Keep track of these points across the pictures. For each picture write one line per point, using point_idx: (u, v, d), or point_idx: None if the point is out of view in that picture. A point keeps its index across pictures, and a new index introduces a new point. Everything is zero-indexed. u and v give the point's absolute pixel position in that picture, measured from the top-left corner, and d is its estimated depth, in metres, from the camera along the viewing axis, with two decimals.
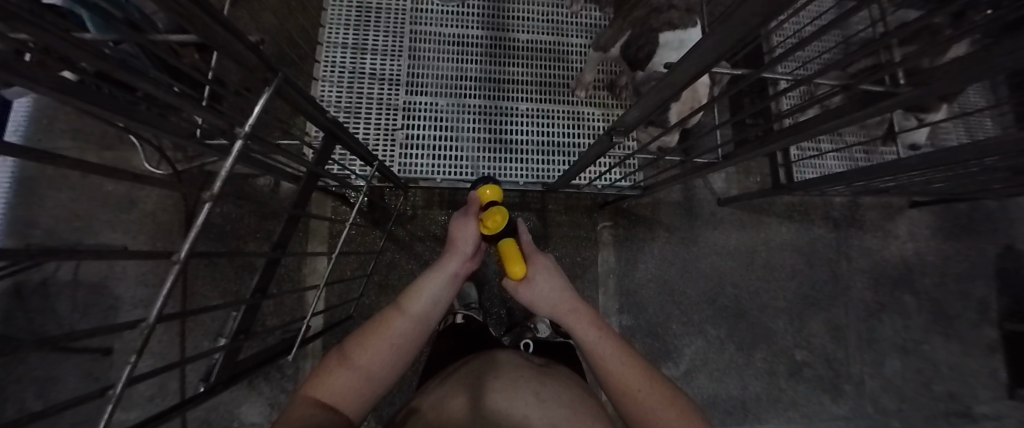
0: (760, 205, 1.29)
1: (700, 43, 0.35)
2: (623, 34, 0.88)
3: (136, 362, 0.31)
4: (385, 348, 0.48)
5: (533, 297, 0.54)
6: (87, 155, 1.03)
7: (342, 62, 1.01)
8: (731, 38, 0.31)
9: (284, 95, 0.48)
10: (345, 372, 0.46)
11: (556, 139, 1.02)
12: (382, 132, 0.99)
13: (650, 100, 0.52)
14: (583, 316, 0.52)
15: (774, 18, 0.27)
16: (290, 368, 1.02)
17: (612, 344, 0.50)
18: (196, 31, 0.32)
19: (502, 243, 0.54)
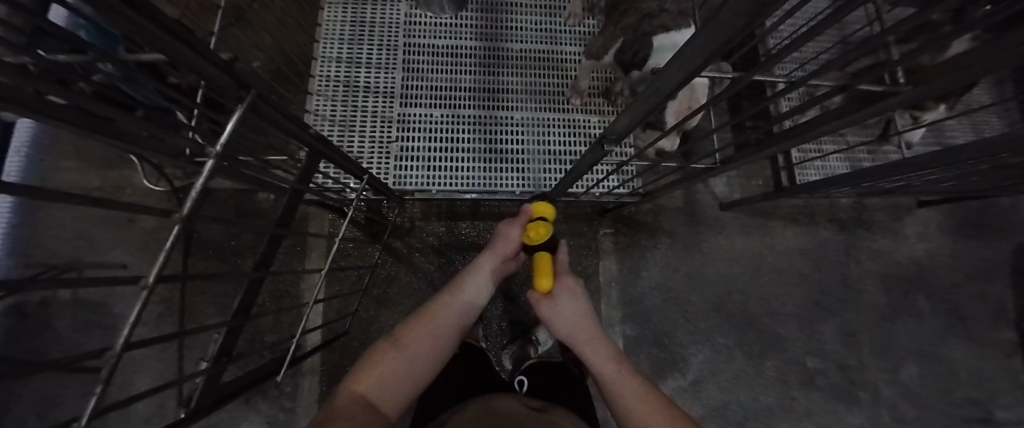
0: (764, 209, 1.26)
1: (688, 46, 0.34)
2: (617, 41, 0.89)
3: (102, 392, 0.31)
4: (428, 341, 0.50)
5: (554, 316, 0.56)
6: (89, 175, 1.04)
7: (336, 77, 1.02)
8: (718, 41, 0.30)
9: (265, 111, 0.47)
10: (387, 366, 0.46)
11: (553, 147, 1.01)
12: (377, 144, 0.98)
13: (640, 105, 0.51)
14: (601, 346, 0.53)
15: (759, 20, 0.26)
16: (288, 386, 1.00)
17: (630, 378, 0.48)
18: (173, 49, 0.31)
19: (536, 255, 0.57)
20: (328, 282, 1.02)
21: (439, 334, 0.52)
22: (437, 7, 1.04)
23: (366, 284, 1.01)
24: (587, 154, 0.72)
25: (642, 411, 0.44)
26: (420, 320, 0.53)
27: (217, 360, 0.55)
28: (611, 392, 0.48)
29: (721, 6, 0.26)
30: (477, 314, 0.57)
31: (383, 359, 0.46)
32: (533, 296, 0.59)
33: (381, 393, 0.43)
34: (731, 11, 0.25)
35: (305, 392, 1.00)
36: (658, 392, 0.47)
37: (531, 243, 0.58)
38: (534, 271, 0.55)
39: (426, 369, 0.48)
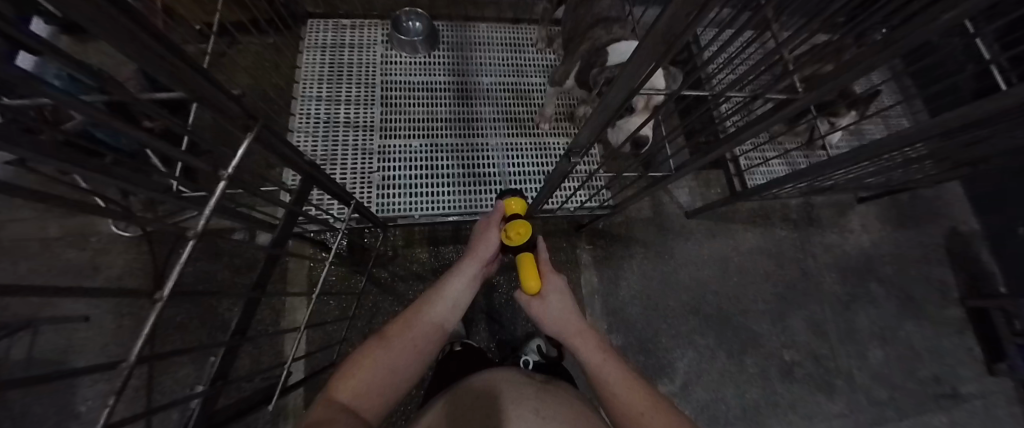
0: (725, 214, 1.37)
1: (626, 69, 0.41)
2: (574, 67, 0.99)
3: (112, 405, 0.33)
4: (409, 346, 0.52)
5: (545, 313, 0.59)
6: (49, 223, 1.01)
7: (316, 114, 1.06)
8: (641, 63, 0.38)
9: (261, 140, 0.51)
10: (372, 371, 0.49)
11: (527, 168, 1.08)
12: (359, 175, 1.02)
13: (596, 122, 0.58)
14: (588, 337, 0.56)
15: (669, 46, 0.35)
16: None
17: (613, 367, 0.52)
18: (182, 87, 0.36)
19: (520, 257, 0.59)
20: (310, 316, 1.01)
21: (420, 339, 0.54)
22: (412, 48, 1.12)
23: (352, 314, 1.00)
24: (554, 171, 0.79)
25: (625, 397, 0.48)
26: (402, 324, 0.54)
27: (205, 390, 0.54)
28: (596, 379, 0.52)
29: (648, 27, 0.32)
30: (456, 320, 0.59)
31: (370, 364, 0.49)
32: (521, 295, 0.62)
33: (367, 399, 0.47)
34: (656, 31, 0.32)
35: None
36: (637, 379, 0.52)
37: (513, 244, 0.61)
38: (520, 270, 0.58)
39: (410, 371, 0.51)
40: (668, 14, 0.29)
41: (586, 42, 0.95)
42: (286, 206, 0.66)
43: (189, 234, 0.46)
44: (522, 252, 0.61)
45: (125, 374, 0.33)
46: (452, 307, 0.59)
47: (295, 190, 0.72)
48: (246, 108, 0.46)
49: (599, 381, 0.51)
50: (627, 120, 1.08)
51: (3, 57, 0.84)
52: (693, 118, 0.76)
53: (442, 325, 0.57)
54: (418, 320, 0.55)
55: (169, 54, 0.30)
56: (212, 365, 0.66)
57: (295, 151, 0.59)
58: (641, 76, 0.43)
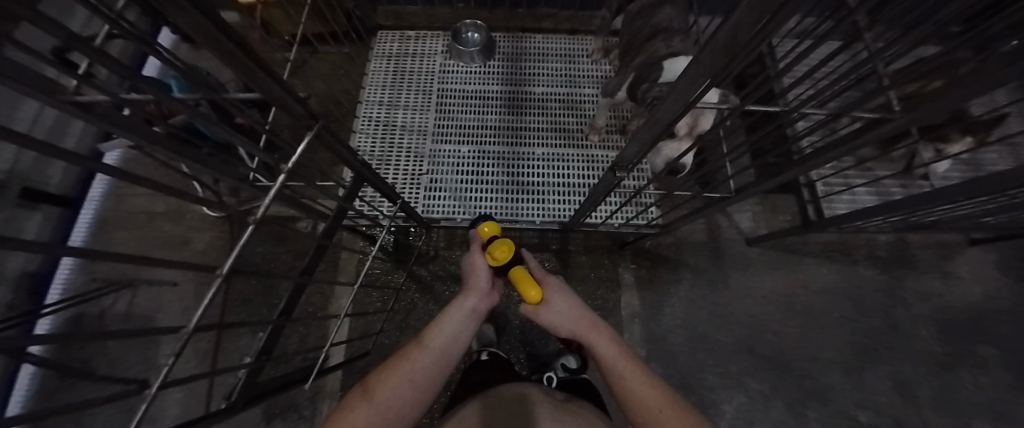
0: (794, 246, 1.23)
1: (685, 82, 0.38)
2: (628, 79, 0.95)
3: (171, 366, 0.37)
4: (405, 383, 0.52)
5: (555, 317, 0.57)
6: (157, 199, 1.20)
7: (377, 117, 1.13)
8: (704, 74, 0.35)
9: (320, 138, 0.55)
10: (365, 413, 0.49)
11: (572, 180, 1.06)
12: (410, 176, 1.07)
13: (644, 135, 0.54)
14: (603, 333, 0.55)
15: (739, 56, 0.31)
16: (308, 409, 1.03)
17: (631, 366, 0.52)
18: (259, 89, 0.40)
19: (512, 272, 0.59)
20: (353, 305, 1.06)
21: (417, 375, 0.53)
22: (468, 58, 1.17)
23: (389, 307, 1.04)
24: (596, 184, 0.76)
25: (645, 398, 0.48)
26: (398, 362, 0.55)
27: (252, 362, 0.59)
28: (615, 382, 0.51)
29: (710, 33, 0.29)
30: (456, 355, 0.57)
31: (363, 405, 0.49)
32: (526, 307, 0.60)
33: None
34: (718, 40, 0.29)
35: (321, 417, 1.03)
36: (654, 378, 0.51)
37: (500, 263, 0.65)
38: (517, 285, 0.57)
39: (407, 410, 0.51)
40: (733, 19, 0.26)
41: (641, 54, 0.91)
42: (338, 199, 0.70)
43: (250, 218, 0.51)
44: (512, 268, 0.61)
45: (184, 338, 0.37)
46: (450, 342, 0.57)
47: (348, 186, 0.77)
48: (309, 109, 0.50)
49: (615, 380, 0.51)
50: (664, 146, 0.99)
51: (137, 61, 1.02)
52: (756, 136, 0.69)
53: (444, 359, 0.56)
54: (411, 358, 0.54)
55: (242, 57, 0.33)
56: (259, 340, 0.70)
57: (352, 149, 0.62)
58: (698, 90, 0.40)
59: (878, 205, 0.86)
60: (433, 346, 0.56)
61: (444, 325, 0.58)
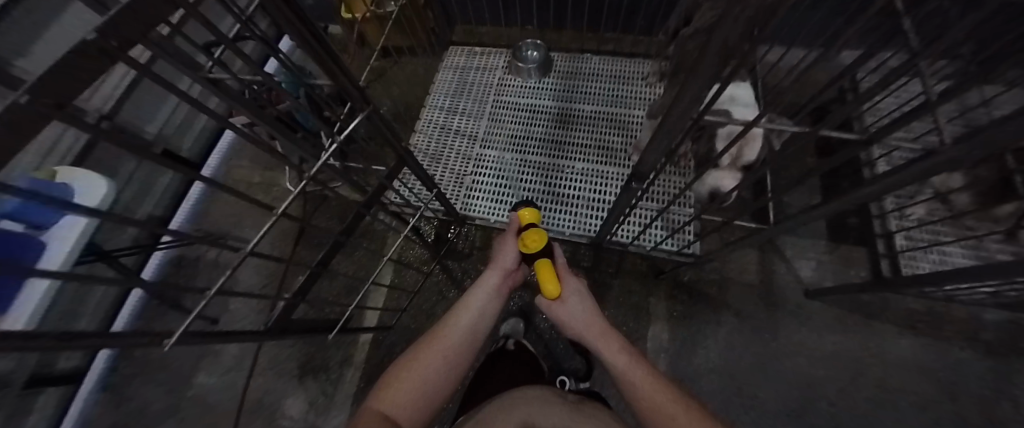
0: (866, 306, 1.07)
1: (693, 95, 0.40)
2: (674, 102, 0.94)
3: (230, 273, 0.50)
4: (437, 359, 0.57)
5: (570, 314, 0.65)
6: (255, 172, 1.46)
7: (436, 121, 1.25)
8: (712, 83, 0.37)
9: (374, 123, 0.63)
10: (403, 386, 0.55)
11: (609, 198, 1.06)
12: (456, 176, 1.15)
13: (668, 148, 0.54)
14: (615, 340, 0.60)
15: (742, 63, 0.32)
16: (336, 373, 1.13)
17: (642, 370, 0.56)
18: (331, 77, 0.50)
19: (537, 262, 0.66)
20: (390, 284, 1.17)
21: (449, 354, 0.58)
22: (526, 74, 1.25)
23: (417, 289, 1.13)
24: (619, 197, 0.76)
25: (655, 398, 0.53)
26: (430, 341, 0.59)
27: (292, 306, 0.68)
28: (627, 384, 0.56)
29: (708, 41, 0.31)
30: (483, 331, 0.62)
31: (401, 380, 0.55)
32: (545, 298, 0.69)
33: (403, 410, 0.54)
34: (711, 49, 0.32)
35: (346, 381, 1.12)
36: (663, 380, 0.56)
37: (530, 251, 0.70)
38: (539, 276, 0.65)
39: (441, 384, 0.57)
40: (724, 27, 0.29)
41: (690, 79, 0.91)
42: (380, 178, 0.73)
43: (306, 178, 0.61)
44: (538, 258, 0.68)
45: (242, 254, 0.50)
46: (477, 319, 0.62)
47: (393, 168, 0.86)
48: (364, 94, 0.57)
49: (623, 382, 0.56)
50: (712, 174, 0.94)
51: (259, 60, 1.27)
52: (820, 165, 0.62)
53: (470, 340, 0.60)
54: (442, 337, 0.59)
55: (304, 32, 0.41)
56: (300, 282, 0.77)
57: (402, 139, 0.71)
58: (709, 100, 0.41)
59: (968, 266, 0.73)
60: (461, 324, 0.61)
61: (472, 303, 0.63)
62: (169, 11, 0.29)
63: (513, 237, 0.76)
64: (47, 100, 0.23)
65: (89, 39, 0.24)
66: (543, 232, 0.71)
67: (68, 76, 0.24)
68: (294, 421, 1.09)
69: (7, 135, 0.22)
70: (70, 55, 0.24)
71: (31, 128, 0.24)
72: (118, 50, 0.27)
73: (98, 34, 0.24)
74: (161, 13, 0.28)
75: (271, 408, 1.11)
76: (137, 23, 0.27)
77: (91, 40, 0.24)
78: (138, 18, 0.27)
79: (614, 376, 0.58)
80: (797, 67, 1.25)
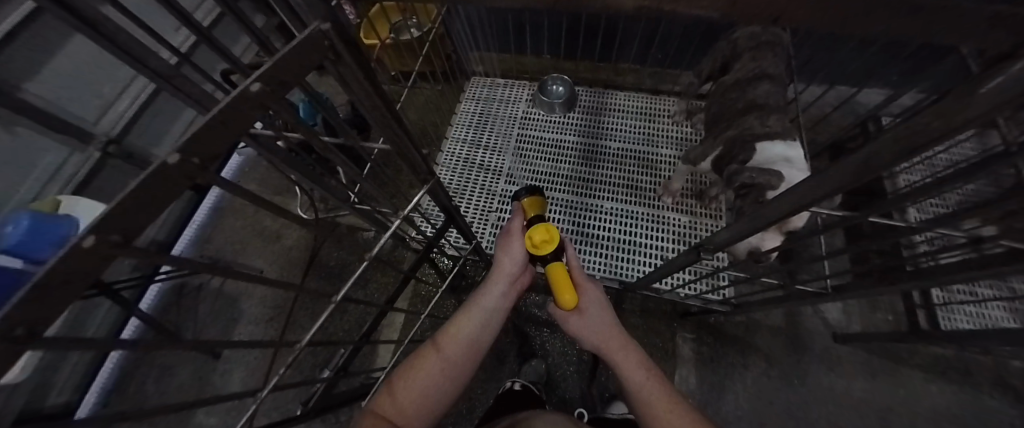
0: (896, 352, 1.05)
1: (802, 185, 0.38)
2: (715, 150, 0.92)
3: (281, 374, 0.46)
4: (436, 369, 0.53)
5: (585, 327, 0.64)
6: (265, 195, 1.41)
7: (459, 154, 1.22)
8: (834, 181, 0.34)
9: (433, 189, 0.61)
10: (402, 392, 0.52)
11: (639, 240, 1.04)
12: (480, 213, 1.12)
13: (749, 223, 0.52)
14: (631, 356, 0.59)
15: (888, 170, 0.30)
16: (345, 415, 1.08)
17: (659, 390, 0.55)
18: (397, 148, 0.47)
19: (552, 268, 0.61)
20: (406, 323, 1.12)
21: (449, 364, 0.54)
22: (551, 108, 1.23)
23: (438, 335, 1.09)
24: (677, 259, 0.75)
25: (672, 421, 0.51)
26: (431, 349, 0.55)
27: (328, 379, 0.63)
28: (642, 403, 0.54)
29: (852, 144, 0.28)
30: (486, 343, 0.59)
31: (401, 386, 0.52)
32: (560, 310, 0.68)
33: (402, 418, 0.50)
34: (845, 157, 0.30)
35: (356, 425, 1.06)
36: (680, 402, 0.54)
37: (539, 253, 0.64)
38: (555, 284, 0.60)
39: (443, 393, 0.53)
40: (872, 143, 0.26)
41: (731, 128, 0.90)
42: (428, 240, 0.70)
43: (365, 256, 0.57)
44: (551, 262, 0.63)
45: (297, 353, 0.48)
46: (482, 329, 0.59)
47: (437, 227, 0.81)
48: (429, 165, 0.55)
49: (642, 403, 0.54)
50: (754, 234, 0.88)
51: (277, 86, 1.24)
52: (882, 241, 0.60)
53: (476, 348, 0.57)
54: (444, 343, 0.55)
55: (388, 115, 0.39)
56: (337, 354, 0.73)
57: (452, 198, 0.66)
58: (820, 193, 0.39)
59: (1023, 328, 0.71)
60: (465, 334, 0.57)
61: (475, 312, 0.59)
62: (257, 114, 0.25)
63: (519, 233, 0.70)
64: (113, 240, 0.17)
65: (170, 163, 0.19)
66: (554, 233, 0.65)
67: (143, 207, 0.19)
68: None
69: (54, 299, 0.16)
70: (147, 183, 0.18)
71: (87, 278, 0.18)
72: (200, 168, 0.22)
73: (182, 156, 0.19)
74: (252, 117, 0.24)
75: None
76: (224, 131, 0.22)
77: (173, 164, 0.19)
78: (222, 126, 0.22)
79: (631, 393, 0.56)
80: (821, 106, 1.25)
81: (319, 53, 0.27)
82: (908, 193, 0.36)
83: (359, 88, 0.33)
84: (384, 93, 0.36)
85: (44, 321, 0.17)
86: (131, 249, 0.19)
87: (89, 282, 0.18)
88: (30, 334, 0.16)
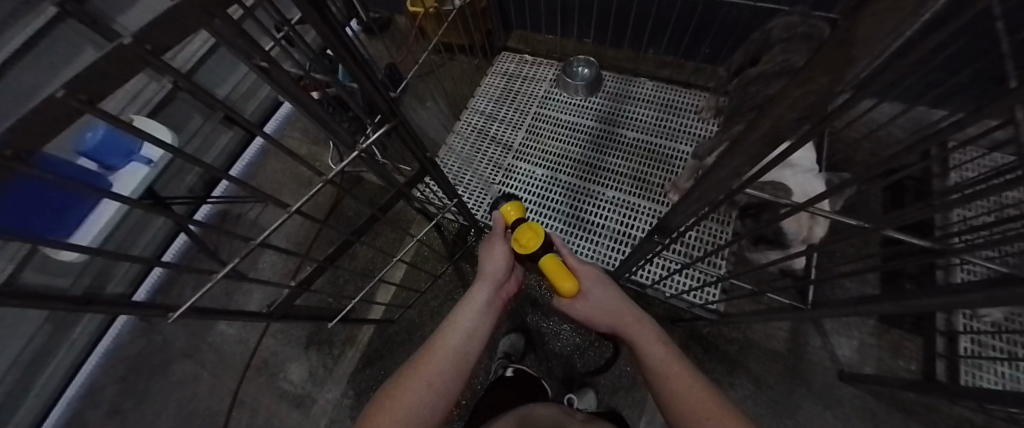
0: (911, 405, 0.94)
1: (740, 162, 0.37)
2: (720, 147, 0.89)
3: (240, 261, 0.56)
4: (424, 386, 0.51)
5: (596, 306, 0.68)
6: (302, 145, 1.55)
7: (474, 125, 1.25)
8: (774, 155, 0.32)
9: (398, 133, 0.63)
10: (393, 410, 0.49)
11: (635, 233, 1.01)
12: (483, 183, 1.15)
13: (695, 204, 0.51)
14: (642, 328, 0.62)
15: None
16: (337, 349, 1.18)
17: (672, 362, 0.57)
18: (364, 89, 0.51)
19: (546, 263, 0.66)
20: (403, 277, 1.19)
21: (436, 378, 0.52)
22: (572, 90, 1.22)
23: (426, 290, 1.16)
24: (641, 244, 0.74)
25: (683, 391, 0.53)
26: (418, 364, 0.53)
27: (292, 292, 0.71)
28: (657, 372, 0.57)
29: (776, 110, 0.27)
30: (477, 347, 0.57)
31: (389, 405, 0.50)
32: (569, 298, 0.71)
33: None
34: (764, 122, 0.29)
35: (346, 359, 1.16)
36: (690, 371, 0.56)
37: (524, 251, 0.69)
38: (552, 277, 0.65)
39: (438, 405, 0.52)
40: (782, 106, 0.26)
41: (743, 124, 0.85)
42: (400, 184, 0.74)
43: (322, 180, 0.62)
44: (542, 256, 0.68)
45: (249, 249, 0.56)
46: (469, 333, 0.58)
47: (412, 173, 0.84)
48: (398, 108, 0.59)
49: (658, 374, 0.56)
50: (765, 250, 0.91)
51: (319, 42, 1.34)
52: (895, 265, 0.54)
53: (464, 354, 0.56)
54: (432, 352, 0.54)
55: (342, 48, 0.42)
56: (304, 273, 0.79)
57: (423, 147, 0.69)
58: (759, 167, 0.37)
59: None
60: (452, 339, 0.56)
61: (463, 317, 0.59)
62: (209, 21, 0.28)
63: (503, 241, 0.74)
64: (80, 98, 0.21)
65: (126, 45, 0.22)
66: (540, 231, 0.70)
67: (100, 77, 0.22)
68: (293, 386, 1.15)
69: (20, 136, 0.20)
70: (103, 55, 0.21)
71: (58, 126, 0.22)
72: (159, 56, 0.25)
73: (138, 39, 0.23)
74: (203, 21, 0.27)
75: (273, 369, 1.17)
76: (174, 27, 0.25)
77: (128, 45, 0.22)
78: (174, 23, 0.25)
79: (648, 366, 0.58)
80: (874, 121, 1.14)
81: None
82: (855, 180, 0.34)
83: (316, 23, 0.37)
84: (336, 25, 0.39)
85: (25, 148, 0.21)
86: (96, 111, 0.23)
87: (58, 132, 0.22)
88: (11, 160, 0.20)
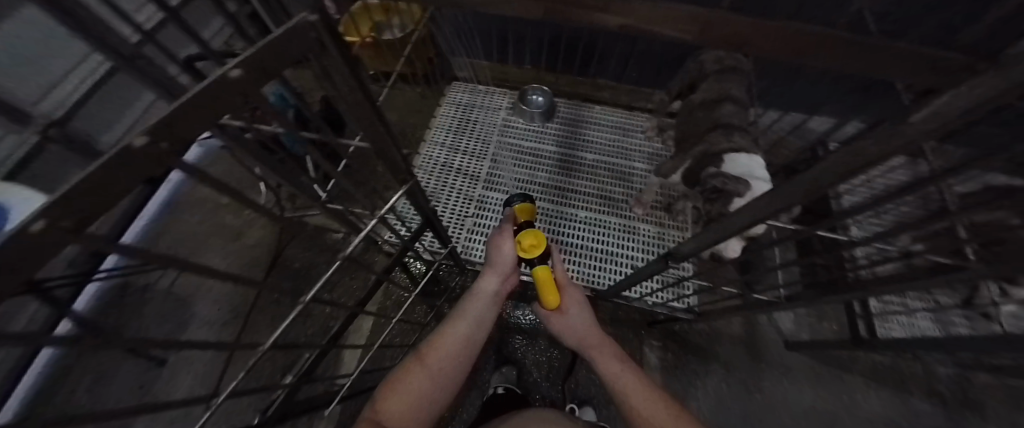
0: (840, 360, 1.13)
1: None
2: (683, 167, 1.02)
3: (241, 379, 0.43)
4: (430, 373, 0.53)
5: (567, 327, 0.68)
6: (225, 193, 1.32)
7: (436, 159, 1.22)
8: None
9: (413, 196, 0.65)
10: (396, 393, 0.51)
11: (612, 249, 1.07)
12: (457, 217, 1.12)
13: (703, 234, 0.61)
14: (606, 350, 0.64)
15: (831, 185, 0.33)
16: None
17: (633, 376, 0.59)
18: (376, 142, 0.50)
19: (538, 270, 0.64)
20: (371, 330, 1.08)
21: (445, 363, 0.54)
22: (529, 117, 1.26)
23: (411, 341, 1.07)
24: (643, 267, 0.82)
25: (642, 403, 0.54)
26: (420, 353, 0.55)
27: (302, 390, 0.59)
28: (617, 389, 0.58)
29: None
30: (480, 340, 0.59)
31: (396, 392, 0.51)
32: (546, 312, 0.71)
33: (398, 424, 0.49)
34: None
35: None
36: (653, 388, 0.57)
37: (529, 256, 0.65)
38: (541, 289, 0.64)
39: (441, 396, 0.54)
40: None
41: (702, 144, 0.98)
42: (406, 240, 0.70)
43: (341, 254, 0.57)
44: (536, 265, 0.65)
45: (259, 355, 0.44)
46: (476, 327, 0.60)
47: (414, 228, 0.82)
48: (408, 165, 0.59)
49: (617, 390, 0.58)
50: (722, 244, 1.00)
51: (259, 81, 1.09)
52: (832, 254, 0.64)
53: (468, 345, 0.58)
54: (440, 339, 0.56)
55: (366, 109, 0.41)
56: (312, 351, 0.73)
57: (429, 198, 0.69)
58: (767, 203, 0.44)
59: (941, 337, 0.79)
60: (459, 328, 0.58)
61: (470, 310, 0.61)
62: (226, 99, 0.24)
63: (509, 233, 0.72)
64: (62, 228, 0.15)
65: (135, 146, 0.17)
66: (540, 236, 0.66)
67: (94, 191, 0.17)
68: None
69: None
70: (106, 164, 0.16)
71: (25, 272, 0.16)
72: (169, 151, 0.21)
73: (147, 138, 0.18)
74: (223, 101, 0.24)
75: None
76: (192, 113, 0.21)
77: (139, 147, 0.18)
78: (194, 108, 0.21)
79: (610, 383, 0.60)
80: (778, 130, 1.39)
81: (308, 46, 0.31)
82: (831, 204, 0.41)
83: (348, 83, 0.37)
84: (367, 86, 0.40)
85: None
86: (80, 240, 0.17)
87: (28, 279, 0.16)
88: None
